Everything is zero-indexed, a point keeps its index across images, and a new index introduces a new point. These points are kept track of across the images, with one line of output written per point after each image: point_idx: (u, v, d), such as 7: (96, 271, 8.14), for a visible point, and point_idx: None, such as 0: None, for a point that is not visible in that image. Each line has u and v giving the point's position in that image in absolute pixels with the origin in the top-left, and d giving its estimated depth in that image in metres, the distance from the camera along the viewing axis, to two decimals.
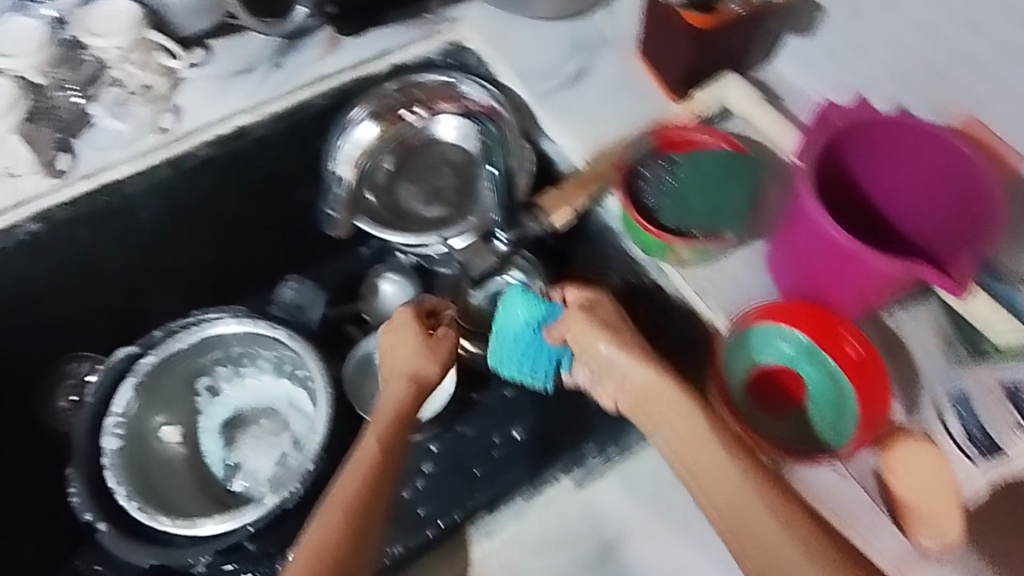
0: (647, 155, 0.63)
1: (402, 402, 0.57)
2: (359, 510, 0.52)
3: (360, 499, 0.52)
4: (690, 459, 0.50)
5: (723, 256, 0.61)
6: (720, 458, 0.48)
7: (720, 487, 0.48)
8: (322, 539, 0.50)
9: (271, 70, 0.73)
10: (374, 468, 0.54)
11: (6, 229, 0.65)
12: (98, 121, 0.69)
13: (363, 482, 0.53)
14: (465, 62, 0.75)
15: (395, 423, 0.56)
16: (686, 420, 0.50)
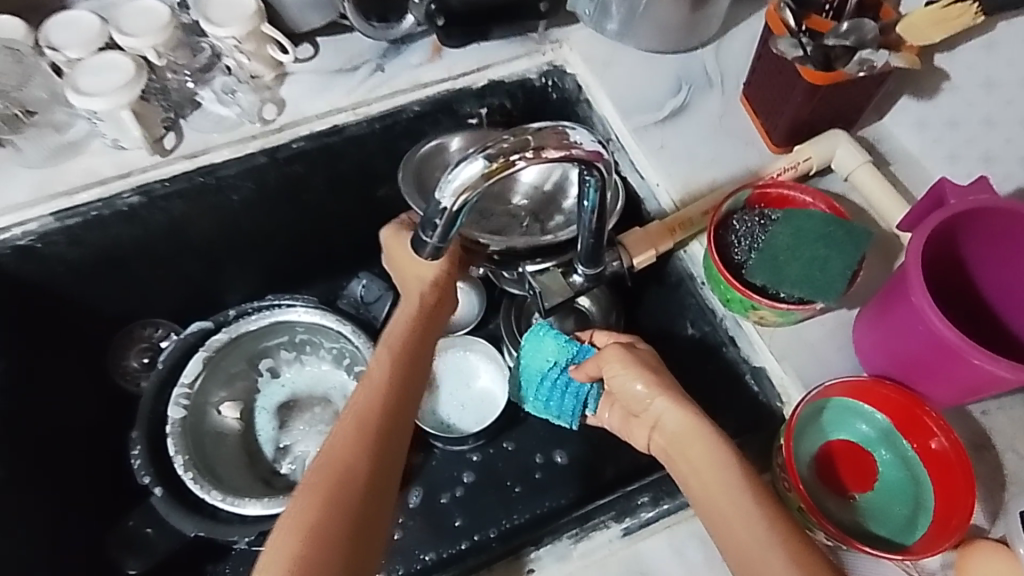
0: (743, 209, 0.61)
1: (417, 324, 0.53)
2: (378, 437, 0.46)
3: (378, 424, 0.47)
4: (706, 500, 0.47)
5: (808, 321, 0.59)
6: (741, 499, 0.45)
7: (732, 527, 0.45)
8: (335, 463, 0.44)
9: (373, 72, 0.75)
10: (393, 391, 0.49)
11: (108, 197, 0.67)
12: (205, 104, 0.72)
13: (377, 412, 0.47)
14: (563, 85, 0.75)
15: (410, 345, 0.52)
16: (706, 456, 0.48)
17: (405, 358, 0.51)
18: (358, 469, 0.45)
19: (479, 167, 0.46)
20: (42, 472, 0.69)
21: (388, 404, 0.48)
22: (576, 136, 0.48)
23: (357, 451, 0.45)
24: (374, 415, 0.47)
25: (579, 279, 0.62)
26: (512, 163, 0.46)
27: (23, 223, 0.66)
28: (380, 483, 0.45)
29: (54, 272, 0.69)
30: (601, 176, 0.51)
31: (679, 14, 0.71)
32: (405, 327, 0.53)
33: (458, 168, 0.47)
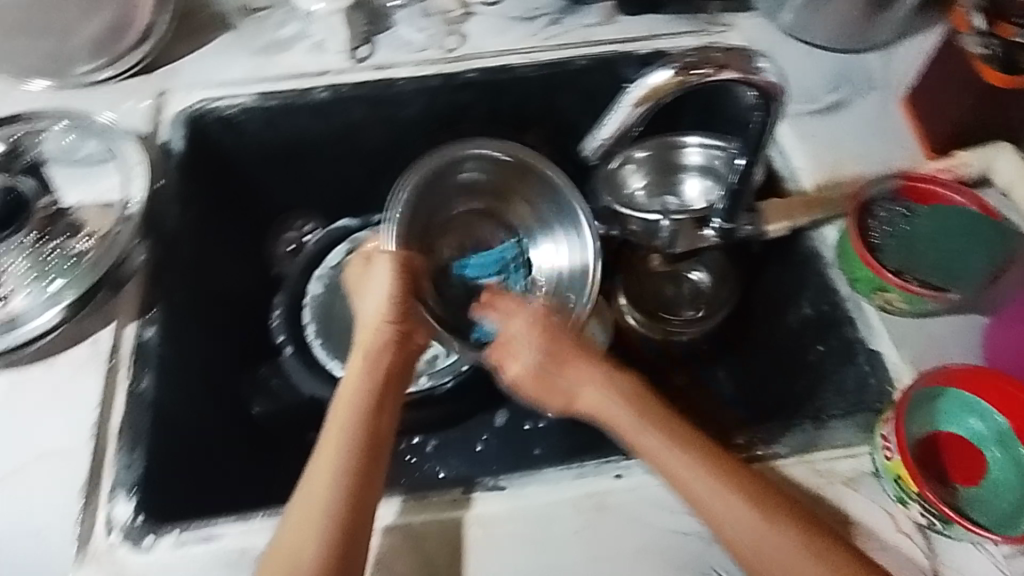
0: (887, 197, 0.63)
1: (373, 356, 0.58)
2: (352, 470, 0.50)
3: (349, 466, 0.50)
4: (658, 461, 0.52)
5: (936, 316, 0.60)
6: (675, 458, 0.52)
7: (729, 512, 0.49)
8: (313, 509, 0.49)
9: (550, 24, 0.80)
10: (355, 412, 0.54)
11: (304, 90, 0.76)
12: (397, 26, 0.80)
13: (348, 434, 0.52)
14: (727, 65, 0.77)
15: (368, 383, 0.56)
16: (636, 428, 0.54)
17: (367, 396, 0.55)
18: (339, 503, 0.49)
19: (666, 77, 0.49)
20: (208, 312, 0.71)
21: (353, 443, 0.52)
22: (759, 64, 0.52)
23: (333, 488, 0.49)
24: (337, 460, 0.51)
25: (711, 232, 0.65)
26: (698, 75, 0.50)
27: (231, 97, 0.74)
28: (365, 511, 0.49)
29: (243, 146, 0.77)
30: (779, 113, 0.55)
31: (856, 13, 0.73)
32: (364, 370, 0.57)
33: (644, 78, 0.50)
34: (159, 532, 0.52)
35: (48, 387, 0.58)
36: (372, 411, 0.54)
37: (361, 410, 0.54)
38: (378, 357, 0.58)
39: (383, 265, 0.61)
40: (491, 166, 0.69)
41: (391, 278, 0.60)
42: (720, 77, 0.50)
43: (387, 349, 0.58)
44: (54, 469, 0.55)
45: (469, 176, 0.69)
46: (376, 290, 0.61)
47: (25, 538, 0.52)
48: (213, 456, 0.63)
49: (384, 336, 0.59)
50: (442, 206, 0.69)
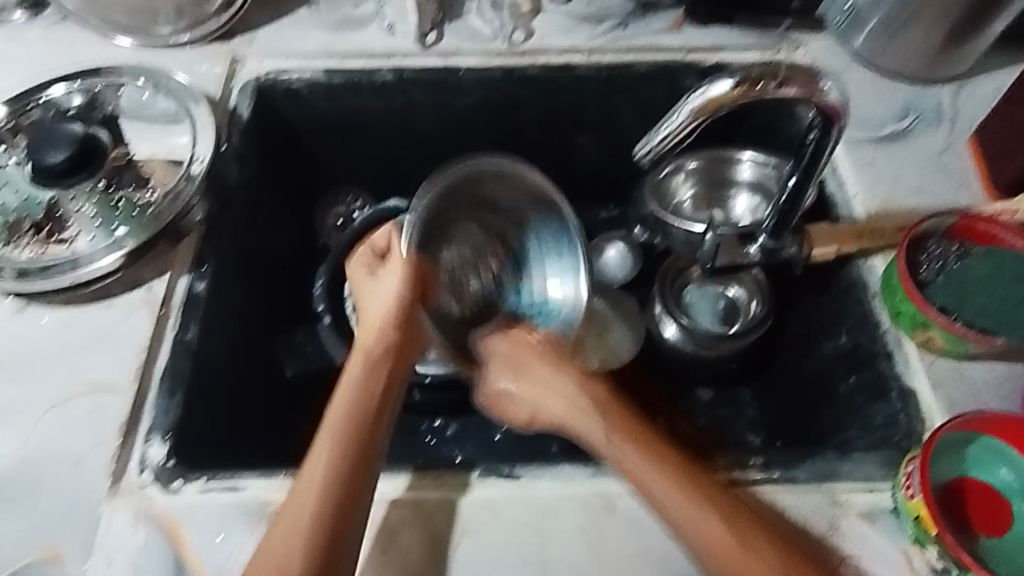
0: (940, 234, 0.61)
1: (374, 359, 0.57)
2: (347, 459, 0.49)
3: (342, 455, 0.49)
4: (654, 502, 0.50)
5: (976, 360, 0.58)
6: (666, 494, 0.49)
7: (727, 552, 0.46)
8: (304, 496, 0.47)
9: (616, 26, 0.80)
10: (347, 413, 0.52)
11: (370, 70, 0.78)
12: (467, 15, 0.81)
13: (337, 434, 0.50)
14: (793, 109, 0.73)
15: (367, 382, 0.55)
16: (630, 456, 0.52)
17: (365, 392, 0.54)
18: (329, 492, 0.47)
19: (727, 89, 0.49)
20: (259, 273, 0.74)
21: (344, 433, 0.50)
22: (824, 84, 0.51)
23: (326, 474, 0.48)
24: (331, 450, 0.49)
25: (755, 251, 0.64)
26: (759, 89, 0.49)
27: (299, 70, 0.77)
28: (355, 504, 0.48)
29: (305, 118, 0.80)
30: (838, 136, 0.55)
31: (931, 43, 0.71)
32: (361, 373, 0.55)
33: (705, 87, 0.50)
34: (188, 478, 0.54)
35: (102, 326, 0.62)
36: (371, 406, 0.53)
37: (357, 411, 0.52)
38: (377, 360, 0.56)
39: (393, 273, 0.61)
40: (513, 186, 0.64)
41: (402, 286, 0.60)
42: (782, 93, 0.50)
43: (388, 349, 0.57)
44: (100, 404, 0.58)
45: (495, 194, 0.65)
46: (387, 288, 0.60)
47: (68, 464, 0.55)
48: (243, 413, 0.66)
49: (385, 340, 0.58)
50: (454, 212, 0.64)
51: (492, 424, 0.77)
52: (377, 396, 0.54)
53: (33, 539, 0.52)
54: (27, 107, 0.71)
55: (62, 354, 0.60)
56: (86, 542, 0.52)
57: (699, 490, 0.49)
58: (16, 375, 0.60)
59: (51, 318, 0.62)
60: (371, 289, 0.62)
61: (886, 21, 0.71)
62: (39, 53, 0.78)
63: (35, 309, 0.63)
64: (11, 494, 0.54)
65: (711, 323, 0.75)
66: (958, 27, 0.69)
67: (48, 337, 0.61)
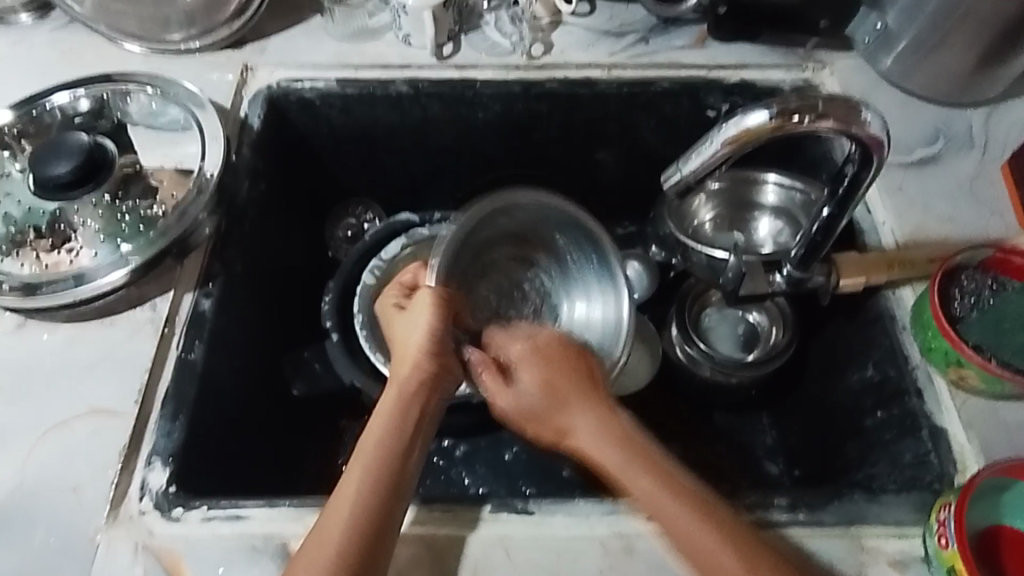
0: (973, 267, 0.59)
1: (405, 388, 0.54)
2: (372, 509, 0.47)
3: (371, 500, 0.47)
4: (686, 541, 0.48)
5: (1011, 400, 0.56)
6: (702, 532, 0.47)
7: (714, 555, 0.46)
8: (328, 536, 0.45)
9: (637, 41, 0.78)
10: (381, 448, 0.50)
11: (385, 81, 0.75)
12: (485, 27, 0.79)
13: (365, 475, 0.48)
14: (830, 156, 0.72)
15: (399, 421, 0.52)
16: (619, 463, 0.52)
17: (396, 433, 0.51)
18: (350, 547, 0.45)
19: (763, 120, 0.47)
20: (266, 284, 0.72)
21: (376, 469, 0.48)
22: (865, 117, 0.49)
23: (348, 525, 0.46)
24: (357, 493, 0.47)
25: (780, 280, 0.62)
26: (796, 122, 0.47)
27: (313, 80, 0.75)
28: (375, 549, 0.45)
29: (317, 128, 0.78)
30: (878, 170, 0.53)
31: (965, 66, 0.69)
32: (394, 405, 0.53)
33: (740, 117, 0.47)
34: (190, 506, 0.52)
35: (104, 344, 0.60)
36: (402, 451, 0.50)
37: (391, 447, 0.50)
38: (411, 392, 0.54)
39: (423, 306, 0.57)
40: (566, 226, 0.64)
41: (433, 315, 0.57)
42: (820, 127, 0.48)
43: (423, 385, 0.54)
44: (100, 425, 0.56)
45: (535, 248, 0.66)
46: (415, 328, 0.57)
47: (66, 489, 0.53)
48: (247, 434, 0.64)
49: (417, 369, 0.55)
50: (494, 250, 0.65)
51: (501, 445, 0.75)
52: (410, 431, 0.52)
53: (26, 568, 0.50)
54: (33, 113, 0.69)
55: (63, 373, 0.58)
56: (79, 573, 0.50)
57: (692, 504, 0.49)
58: (14, 394, 0.58)
59: (53, 335, 0.60)
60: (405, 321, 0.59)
61: (920, 40, 0.69)
62: (46, 58, 0.76)
63: (35, 325, 0.61)
64: (6, 518, 0.53)
65: (730, 349, 0.73)
66: (993, 49, 0.66)
67: (48, 355, 0.59)
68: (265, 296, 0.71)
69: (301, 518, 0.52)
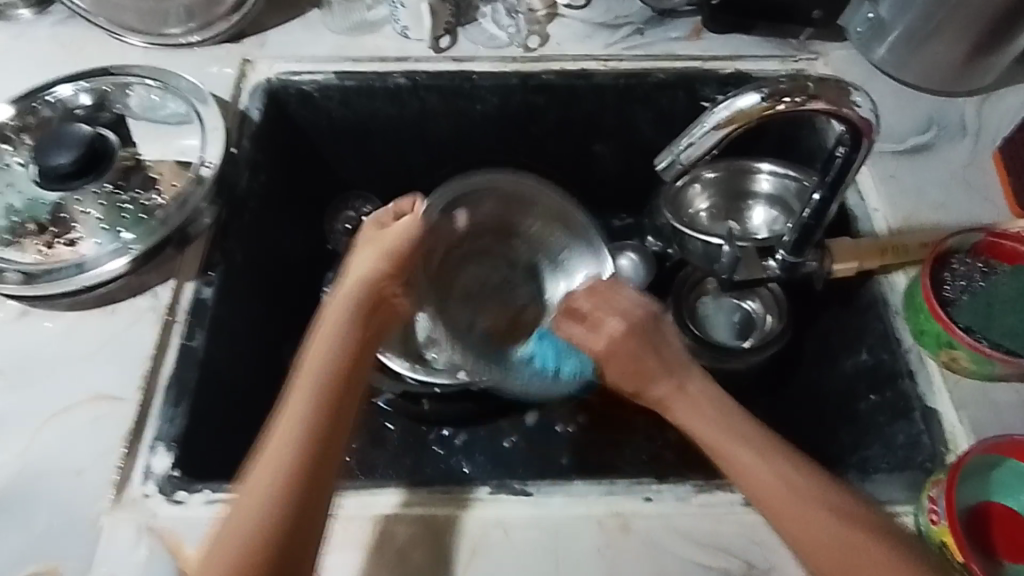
0: (965, 254, 0.60)
1: (356, 293, 0.53)
2: (317, 414, 0.46)
3: (301, 439, 0.44)
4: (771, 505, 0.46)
5: (1001, 381, 0.57)
6: (778, 483, 0.46)
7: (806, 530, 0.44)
8: (278, 445, 0.44)
9: (633, 33, 0.79)
10: (333, 354, 0.49)
11: (383, 74, 0.76)
12: (482, 20, 0.80)
13: (315, 400, 0.46)
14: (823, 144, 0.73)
15: (341, 337, 0.50)
16: (733, 441, 0.48)
17: (330, 357, 0.48)
18: (307, 435, 0.45)
19: (755, 102, 0.48)
20: (266, 275, 0.72)
21: (315, 396, 0.46)
22: (854, 99, 0.51)
23: (296, 439, 0.44)
24: (300, 424, 0.45)
25: (774, 264, 0.63)
26: (787, 103, 0.48)
27: (312, 72, 0.76)
28: (328, 452, 0.45)
29: (316, 121, 0.79)
30: (867, 153, 0.54)
31: (956, 56, 0.70)
32: (338, 325, 0.51)
33: (732, 100, 0.49)
34: (192, 489, 0.53)
35: (106, 332, 0.60)
36: (345, 373, 0.48)
37: (332, 359, 0.48)
38: (360, 316, 0.52)
39: (379, 225, 0.57)
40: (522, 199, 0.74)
41: (376, 246, 0.55)
42: (811, 107, 0.49)
43: (351, 303, 0.52)
44: (104, 411, 0.57)
45: (519, 217, 0.75)
46: (370, 248, 0.55)
47: (70, 473, 0.54)
48: (247, 421, 0.65)
49: (367, 291, 0.53)
50: (475, 237, 0.74)
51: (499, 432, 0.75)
52: (348, 360, 0.49)
53: (31, 550, 0.51)
54: (34, 106, 0.69)
55: (67, 360, 0.59)
56: (82, 556, 0.51)
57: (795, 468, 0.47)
58: (17, 382, 0.58)
59: (55, 323, 0.61)
60: (375, 239, 0.56)
61: (913, 30, 0.70)
62: (47, 52, 0.77)
63: (38, 314, 0.62)
64: (9, 504, 0.53)
65: (727, 337, 0.74)
66: (984, 38, 0.67)
67: (52, 342, 0.60)
68: (265, 286, 0.72)
69: None
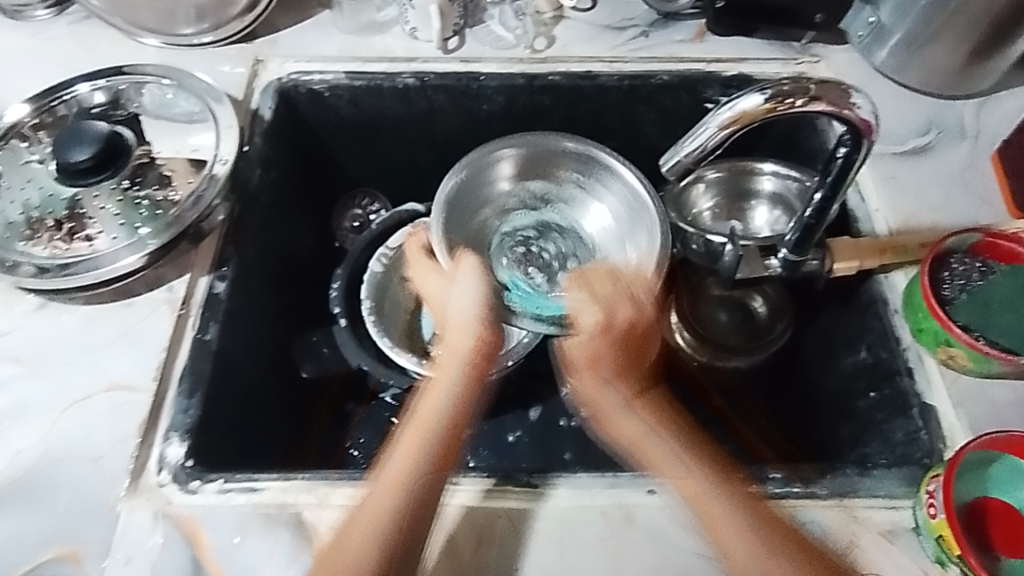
0: (963, 252, 0.61)
1: (467, 351, 0.59)
2: (417, 486, 0.52)
3: (414, 468, 0.52)
4: (703, 505, 0.52)
5: (997, 379, 0.58)
6: (717, 489, 0.52)
7: (726, 543, 0.50)
8: (376, 510, 0.51)
9: (638, 36, 0.80)
10: (446, 402, 0.57)
11: (393, 74, 0.78)
12: (490, 21, 0.81)
13: (416, 451, 0.53)
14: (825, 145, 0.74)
15: (463, 391, 0.58)
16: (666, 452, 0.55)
17: (445, 406, 0.57)
18: (394, 530, 0.50)
19: (758, 102, 0.49)
20: (276, 272, 0.74)
21: (421, 453, 0.53)
22: (855, 100, 0.52)
23: (392, 502, 0.51)
24: (409, 465, 0.52)
25: (777, 262, 0.64)
26: (790, 104, 0.50)
27: (322, 72, 0.77)
28: (411, 546, 0.50)
29: (326, 120, 0.80)
30: (868, 153, 0.56)
31: (957, 59, 0.71)
32: (458, 375, 0.58)
33: (736, 101, 0.50)
34: (206, 478, 0.54)
35: (122, 325, 0.62)
36: (449, 423, 0.56)
37: (441, 410, 0.56)
38: (477, 359, 0.59)
39: (470, 272, 0.62)
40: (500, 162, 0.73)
41: (481, 284, 0.62)
42: (813, 108, 0.50)
43: (450, 363, 0.60)
44: (120, 402, 0.58)
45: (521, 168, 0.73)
46: (449, 285, 0.62)
47: (87, 461, 0.55)
48: (258, 414, 0.66)
49: (476, 333, 0.60)
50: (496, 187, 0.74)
51: (504, 427, 0.77)
52: (459, 408, 0.57)
53: (54, 534, 0.53)
54: (52, 104, 0.71)
55: (84, 352, 0.60)
56: (101, 542, 0.52)
57: (744, 500, 0.52)
58: (36, 372, 0.60)
59: (72, 316, 0.62)
60: (438, 281, 0.64)
61: (914, 33, 0.71)
62: (63, 51, 0.79)
63: (55, 306, 0.63)
64: (28, 492, 0.54)
65: (731, 336, 0.75)
66: (984, 41, 0.68)
67: (69, 334, 0.62)
68: (275, 282, 0.73)
69: (315, 490, 0.54)
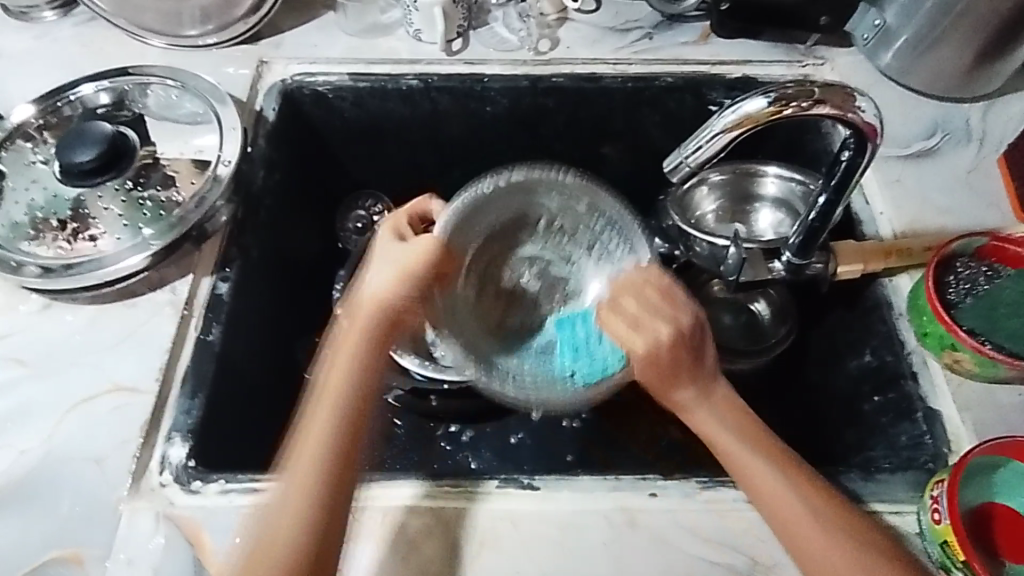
0: (968, 256, 0.61)
1: (370, 326, 0.51)
2: (336, 444, 0.48)
3: (332, 430, 0.49)
4: (770, 504, 0.49)
5: (1003, 383, 0.58)
6: (787, 492, 0.48)
7: (818, 547, 0.47)
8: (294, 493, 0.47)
9: (643, 37, 0.80)
10: (346, 377, 0.50)
11: (397, 75, 0.78)
12: (494, 23, 0.81)
13: (336, 425, 0.49)
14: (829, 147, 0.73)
15: (354, 368, 0.51)
16: (744, 450, 0.50)
17: (347, 384, 0.50)
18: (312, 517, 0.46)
19: (762, 105, 0.49)
20: (277, 270, 0.73)
21: (337, 428, 0.49)
22: (859, 103, 0.52)
23: (310, 471, 0.47)
24: (320, 438, 0.48)
25: (779, 266, 0.64)
26: (794, 107, 0.50)
27: (326, 73, 0.77)
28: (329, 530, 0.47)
29: (329, 120, 0.80)
30: (872, 157, 0.56)
31: (962, 61, 0.70)
32: (353, 363, 0.51)
33: (740, 103, 0.50)
34: (208, 479, 0.54)
35: (125, 326, 0.62)
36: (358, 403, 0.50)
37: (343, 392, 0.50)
38: (368, 346, 0.51)
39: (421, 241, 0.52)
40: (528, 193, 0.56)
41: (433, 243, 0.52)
42: (817, 111, 0.50)
43: (359, 344, 0.51)
44: (123, 402, 0.58)
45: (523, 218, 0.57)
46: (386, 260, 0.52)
47: (90, 462, 0.55)
48: (260, 415, 0.66)
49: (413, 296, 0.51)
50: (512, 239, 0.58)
51: (507, 429, 0.76)
52: (362, 395, 0.50)
53: (57, 534, 0.53)
54: (56, 105, 0.71)
55: (88, 353, 0.61)
56: (103, 543, 0.52)
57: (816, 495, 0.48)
58: (41, 372, 0.60)
59: (76, 317, 0.63)
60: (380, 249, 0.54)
61: (919, 36, 0.71)
62: (69, 51, 0.79)
63: (59, 307, 0.63)
64: (33, 492, 0.55)
65: (736, 339, 0.75)
66: (988, 44, 0.68)
67: (72, 335, 0.62)
68: (277, 283, 0.73)
69: None
